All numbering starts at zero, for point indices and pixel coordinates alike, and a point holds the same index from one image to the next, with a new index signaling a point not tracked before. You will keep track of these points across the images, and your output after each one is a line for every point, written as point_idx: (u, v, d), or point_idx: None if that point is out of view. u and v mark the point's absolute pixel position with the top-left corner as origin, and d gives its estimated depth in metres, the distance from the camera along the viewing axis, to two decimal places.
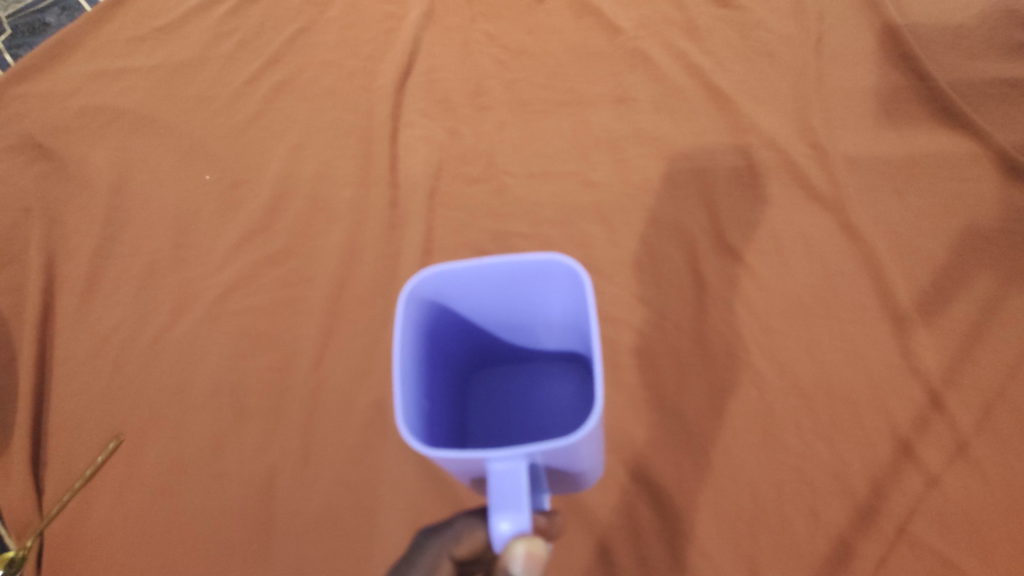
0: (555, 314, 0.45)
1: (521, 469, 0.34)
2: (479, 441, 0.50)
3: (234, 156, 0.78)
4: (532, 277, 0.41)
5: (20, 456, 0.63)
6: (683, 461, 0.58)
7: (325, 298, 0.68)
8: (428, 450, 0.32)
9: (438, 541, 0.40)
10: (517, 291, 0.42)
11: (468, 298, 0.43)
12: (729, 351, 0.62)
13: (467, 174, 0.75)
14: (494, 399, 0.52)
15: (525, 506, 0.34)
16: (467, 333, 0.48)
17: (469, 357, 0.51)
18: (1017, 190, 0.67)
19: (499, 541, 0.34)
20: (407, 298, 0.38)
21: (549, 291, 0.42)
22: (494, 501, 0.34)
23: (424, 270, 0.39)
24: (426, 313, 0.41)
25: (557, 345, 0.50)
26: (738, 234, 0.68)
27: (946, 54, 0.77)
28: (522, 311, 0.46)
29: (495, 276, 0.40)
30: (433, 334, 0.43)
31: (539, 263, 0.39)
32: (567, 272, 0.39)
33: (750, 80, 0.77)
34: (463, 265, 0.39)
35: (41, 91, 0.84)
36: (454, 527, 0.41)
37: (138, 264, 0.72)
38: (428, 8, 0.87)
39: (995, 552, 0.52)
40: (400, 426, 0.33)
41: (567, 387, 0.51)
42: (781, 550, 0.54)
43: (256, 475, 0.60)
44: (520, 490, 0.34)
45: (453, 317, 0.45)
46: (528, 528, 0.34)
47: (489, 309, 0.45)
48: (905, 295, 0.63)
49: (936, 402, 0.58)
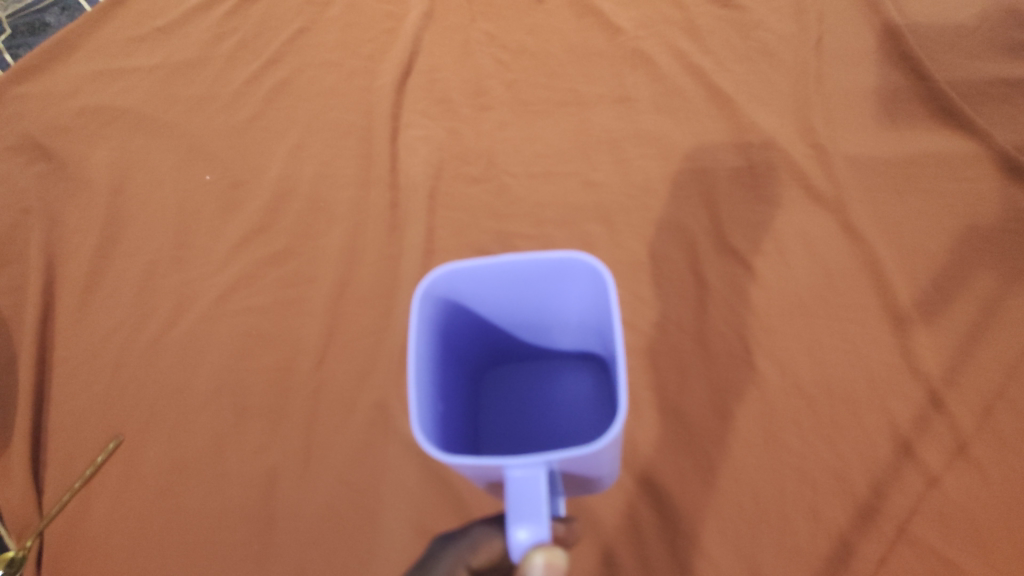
0: (571, 313, 0.45)
1: (540, 477, 0.34)
2: (491, 442, 0.49)
3: (235, 156, 0.78)
4: (549, 276, 0.41)
5: (20, 457, 0.62)
6: (684, 461, 0.58)
7: (326, 298, 0.68)
8: (444, 456, 0.32)
9: (454, 551, 0.41)
10: (535, 290, 0.42)
11: (483, 296, 0.43)
12: (729, 351, 0.62)
13: (468, 175, 0.75)
14: (506, 398, 0.52)
15: (545, 516, 0.34)
16: (481, 332, 0.48)
17: (480, 357, 0.51)
18: (1017, 190, 0.67)
19: (517, 550, 0.34)
20: (422, 298, 0.38)
21: (566, 289, 0.42)
22: (513, 510, 0.34)
23: (438, 268, 0.39)
24: (440, 312, 0.41)
25: (571, 343, 0.51)
26: (738, 234, 0.68)
27: (946, 54, 0.77)
28: (537, 310, 0.46)
29: (511, 274, 0.40)
30: (446, 333, 0.43)
31: (559, 261, 0.39)
32: (586, 269, 0.39)
33: (751, 80, 0.77)
34: (479, 263, 0.39)
35: (42, 91, 0.84)
36: (470, 536, 0.41)
37: (139, 263, 0.72)
38: (428, 7, 0.87)
39: (994, 552, 0.52)
40: (416, 431, 0.33)
41: (581, 385, 0.51)
42: (782, 550, 0.54)
43: (257, 475, 0.60)
44: (538, 499, 0.34)
45: (467, 316, 0.45)
46: (547, 538, 0.34)
47: (504, 307, 0.45)
48: (905, 295, 0.63)
49: (937, 402, 0.58)
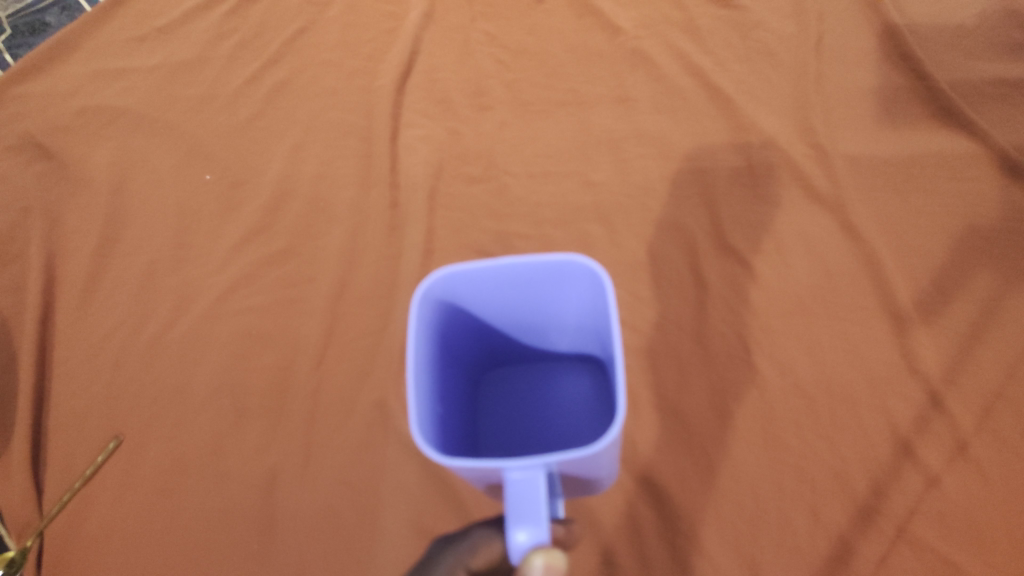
0: (569, 314, 0.45)
1: (539, 479, 0.34)
2: (491, 443, 0.49)
3: (234, 156, 0.78)
4: (548, 278, 0.41)
5: (20, 456, 0.62)
6: (684, 461, 0.58)
7: (326, 298, 0.68)
8: (443, 459, 0.32)
9: (453, 553, 0.41)
10: (533, 292, 0.42)
11: (482, 298, 0.43)
12: (729, 351, 0.62)
13: (468, 175, 0.75)
14: (505, 399, 0.52)
15: (543, 518, 0.34)
16: (480, 334, 0.48)
17: (479, 359, 0.51)
18: (1017, 190, 0.67)
19: (516, 552, 0.34)
20: (420, 300, 0.38)
21: (565, 291, 0.42)
22: (512, 512, 0.34)
23: (436, 271, 0.39)
24: (439, 314, 0.41)
25: (570, 345, 0.51)
26: (738, 234, 0.68)
27: (946, 54, 0.77)
28: (536, 312, 0.46)
29: (511, 276, 0.40)
30: (445, 335, 0.43)
31: (558, 264, 0.39)
32: (585, 272, 0.39)
33: (751, 80, 0.77)
34: (477, 265, 0.39)
35: (42, 91, 0.84)
36: (469, 540, 0.41)
37: (140, 263, 0.72)
38: (428, 7, 0.87)
39: (994, 552, 0.52)
40: (415, 434, 0.33)
41: (579, 387, 0.51)
42: (782, 549, 0.54)
43: (257, 475, 0.60)
44: (537, 501, 0.34)
45: (465, 318, 0.45)
46: (546, 540, 0.34)
47: (503, 309, 0.45)
48: (905, 295, 0.63)
49: (936, 402, 0.58)
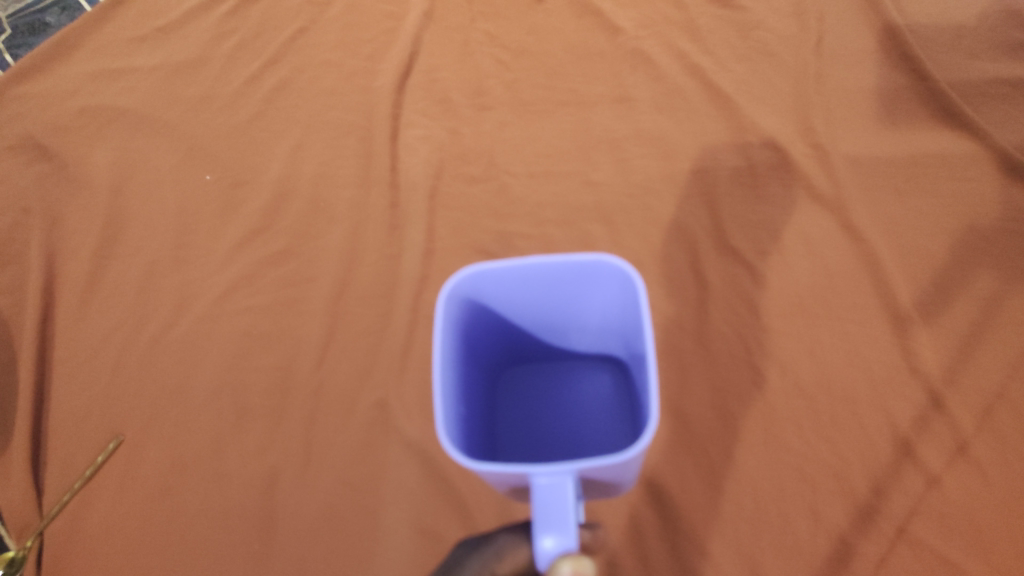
0: (593, 314, 0.46)
1: (567, 484, 0.34)
2: (510, 443, 0.50)
3: (235, 155, 0.78)
4: (578, 277, 0.41)
5: (19, 457, 0.62)
6: (685, 462, 0.58)
7: (327, 298, 0.68)
8: (470, 463, 0.32)
9: (479, 557, 0.43)
10: (559, 291, 0.43)
11: (507, 297, 0.43)
12: (729, 351, 0.62)
13: (468, 175, 0.75)
14: (524, 399, 0.52)
15: (571, 524, 0.34)
16: (500, 333, 0.48)
17: (498, 357, 0.51)
18: (1016, 189, 0.67)
19: (543, 558, 0.34)
20: (447, 299, 0.38)
21: (591, 291, 0.42)
22: (538, 518, 0.34)
23: (463, 270, 0.39)
24: (463, 312, 0.41)
25: (589, 344, 0.51)
26: (739, 234, 0.68)
27: (947, 54, 0.77)
28: (560, 311, 0.46)
29: (539, 275, 0.40)
30: (469, 333, 0.43)
31: (588, 264, 0.39)
32: (614, 272, 0.40)
33: (751, 80, 0.77)
34: (504, 264, 0.39)
35: (43, 91, 0.84)
36: (495, 545, 0.43)
37: (141, 263, 0.72)
38: (427, 6, 0.87)
39: (993, 552, 0.52)
40: (441, 437, 0.33)
41: (599, 387, 0.51)
42: (783, 549, 0.54)
43: (258, 476, 0.60)
44: (565, 507, 0.34)
45: (488, 317, 0.45)
46: (574, 547, 0.33)
47: (527, 308, 0.45)
48: (905, 295, 0.63)
49: (937, 402, 0.58)
